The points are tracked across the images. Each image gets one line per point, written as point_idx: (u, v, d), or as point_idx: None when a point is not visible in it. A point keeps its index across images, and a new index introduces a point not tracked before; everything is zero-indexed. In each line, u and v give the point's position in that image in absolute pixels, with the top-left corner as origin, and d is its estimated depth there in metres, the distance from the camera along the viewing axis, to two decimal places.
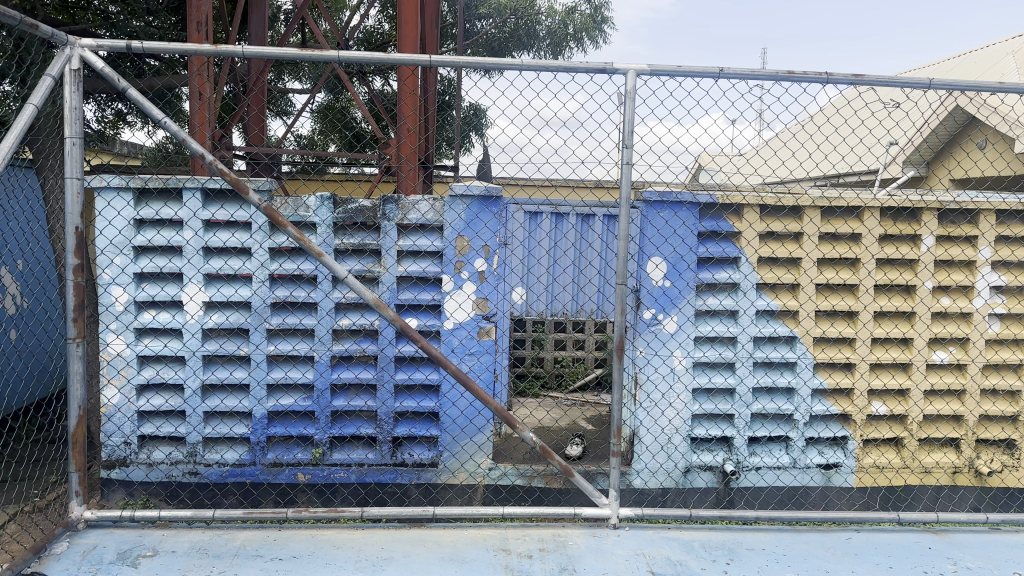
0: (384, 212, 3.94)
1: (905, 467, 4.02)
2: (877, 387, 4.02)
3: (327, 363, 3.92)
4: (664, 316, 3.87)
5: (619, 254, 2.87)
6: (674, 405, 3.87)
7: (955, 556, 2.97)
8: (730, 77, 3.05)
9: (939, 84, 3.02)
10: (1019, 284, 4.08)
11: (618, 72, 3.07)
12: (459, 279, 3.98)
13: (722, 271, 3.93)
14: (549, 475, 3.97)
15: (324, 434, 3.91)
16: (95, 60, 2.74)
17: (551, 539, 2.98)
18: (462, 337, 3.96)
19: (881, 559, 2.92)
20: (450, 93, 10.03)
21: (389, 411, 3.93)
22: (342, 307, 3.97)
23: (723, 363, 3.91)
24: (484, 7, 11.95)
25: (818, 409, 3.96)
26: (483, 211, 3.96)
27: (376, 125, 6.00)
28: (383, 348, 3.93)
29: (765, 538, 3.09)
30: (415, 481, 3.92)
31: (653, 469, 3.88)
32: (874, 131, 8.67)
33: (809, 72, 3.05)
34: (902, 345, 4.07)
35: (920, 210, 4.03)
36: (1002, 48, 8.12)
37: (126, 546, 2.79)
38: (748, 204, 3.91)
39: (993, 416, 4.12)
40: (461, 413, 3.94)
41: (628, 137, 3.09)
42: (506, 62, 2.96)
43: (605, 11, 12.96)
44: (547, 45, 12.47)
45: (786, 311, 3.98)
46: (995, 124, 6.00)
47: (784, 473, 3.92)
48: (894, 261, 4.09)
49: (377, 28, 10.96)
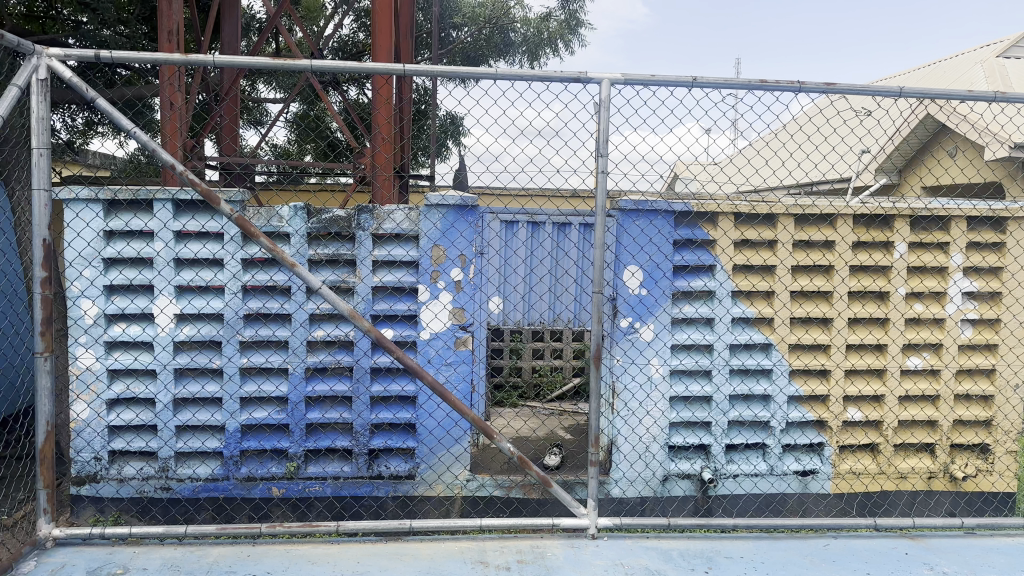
0: (359, 222, 3.92)
1: (881, 473, 4.03)
2: (852, 394, 4.04)
3: (302, 376, 3.87)
4: (640, 324, 3.88)
5: (595, 262, 2.86)
6: (652, 414, 3.87)
7: (932, 562, 2.97)
8: (703, 86, 3.07)
9: (909, 92, 3.04)
10: (990, 290, 4.12)
11: (592, 81, 3.07)
12: (435, 288, 3.94)
13: (697, 279, 3.94)
14: (527, 486, 3.94)
15: (298, 447, 3.86)
16: (62, 70, 2.68)
17: (529, 551, 2.95)
18: (439, 347, 3.94)
19: (859, 566, 2.92)
20: (425, 102, 10.03)
21: (366, 423, 3.88)
22: (317, 319, 3.92)
23: (699, 370, 3.91)
24: (460, 16, 11.98)
25: (795, 416, 3.96)
26: (458, 220, 3.93)
27: (351, 136, 5.67)
28: (359, 359, 3.89)
29: (743, 546, 3.09)
30: (392, 493, 3.87)
31: (631, 478, 3.87)
32: (847, 138, 8.81)
33: (781, 81, 3.07)
34: (876, 352, 4.09)
35: (893, 217, 4.05)
36: (970, 57, 8.29)
37: (96, 564, 2.73)
38: (723, 212, 3.92)
39: (967, 421, 4.14)
40: (438, 424, 3.90)
41: (602, 146, 3.09)
42: (481, 71, 2.94)
43: (581, 19, 13.03)
44: (523, 51, 12.48)
45: (761, 319, 3.99)
46: (965, 132, 6.09)
47: (762, 480, 3.91)
48: (868, 268, 4.10)
49: (353, 36, 10.94)
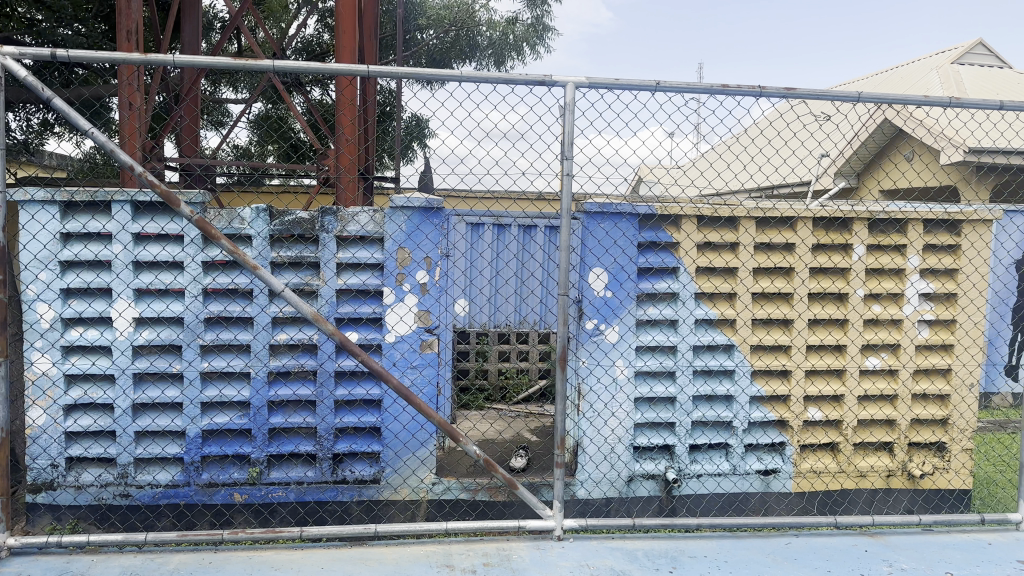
0: (323, 224, 3.89)
1: (841, 472, 4.08)
2: (812, 393, 4.10)
3: (264, 380, 3.83)
4: (606, 326, 3.89)
5: (560, 264, 2.87)
6: (617, 415, 3.88)
7: (891, 559, 3.02)
8: (667, 90, 3.10)
9: (867, 97, 3.09)
10: (946, 292, 4.21)
11: (557, 85, 3.09)
12: (400, 291, 3.92)
13: (661, 281, 3.97)
14: (493, 488, 3.93)
15: (261, 452, 3.82)
16: (19, 69, 2.62)
17: (495, 553, 2.95)
18: (404, 350, 3.92)
19: (820, 563, 2.96)
20: (390, 104, 9.99)
21: (330, 427, 3.85)
22: (280, 321, 3.88)
23: (663, 371, 3.94)
24: (425, 18, 11.96)
25: (756, 416, 4.01)
26: (424, 222, 3.92)
27: (314, 137, 5.58)
28: (323, 362, 3.85)
29: (706, 545, 3.13)
30: (357, 497, 3.84)
31: (597, 479, 3.86)
32: (807, 142, 8.98)
33: (743, 86, 3.11)
34: (836, 352, 4.16)
35: (852, 220, 4.12)
36: (925, 64, 8.50)
37: (52, 573, 2.67)
38: (686, 215, 3.95)
39: (924, 420, 4.21)
40: (404, 427, 3.85)
41: (567, 149, 3.10)
42: (446, 73, 2.93)
43: (547, 22, 13.07)
44: (488, 54, 12.49)
45: (724, 320, 4.05)
46: (921, 136, 6.30)
47: (725, 479, 3.96)
48: (827, 270, 4.17)
49: (317, 37, 10.87)
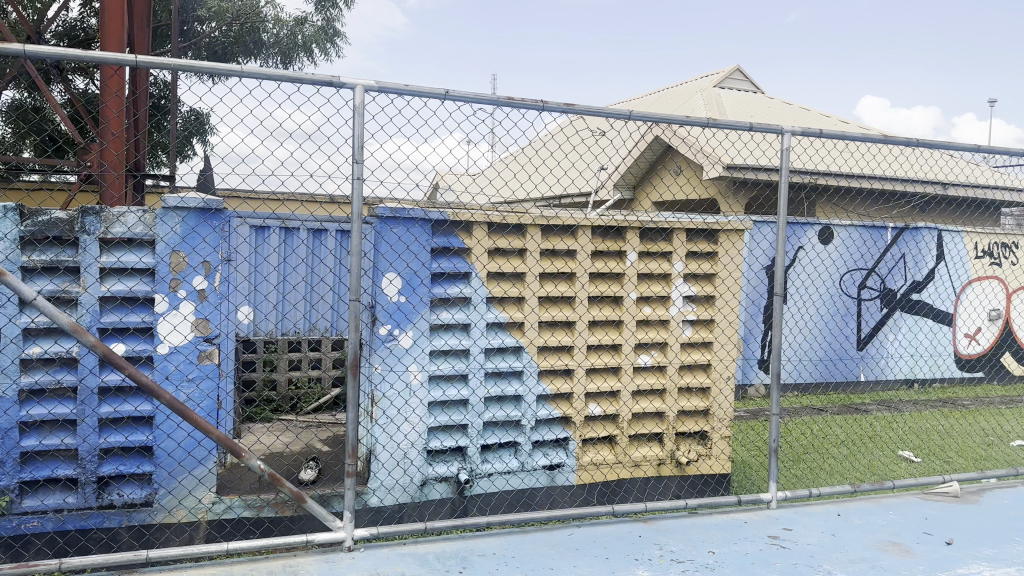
0: (83, 226, 3.56)
1: (618, 462, 4.34)
2: (593, 390, 4.32)
3: (14, 400, 3.43)
4: (399, 331, 3.87)
5: (352, 270, 2.82)
6: (410, 420, 3.89)
7: (661, 542, 3.28)
8: (456, 99, 3.14)
9: (638, 115, 3.33)
10: (705, 294, 4.63)
11: (346, 86, 3.03)
12: (175, 298, 3.64)
13: (453, 286, 4.03)
14: (280, 504, 3.78)
15: (11, 479, 3.40)
16: None
17: (280, 571, 2.82)
18: (179, 362, 3.63)
19: (599, 552, 3.14)
20: (166, 98, 9.35)
21: (93, 448, 3.50)
22: (31, 334, 3.49)
23: (456, 375, 4.02)
24: (204, 11, 11.36)
25: (542, 414, 4.18)
26: (201, 224, 3.67)
27: (75, 128, 5.15)
28: (83, 378, 3.50)
29: (495, 543, 3.20)
30: (125, 523, 3.51)
31: (389, 486, 3.86)
32: (588, 155, 9.61)
33: (528, 99, 3.23)
34: (613, 351, 4.43)
35: (625, 228, 4.42)
36: (689, 87, 9.41)
37: None
38: (476, 221, 4.03)
39: (690, 411, 4.56)
40: (179, 445, 3.58)
41: (358, 152, 3.05)
42: (226, 68, 2.77)
43: (338, 26, 12.94)
44: (275, 53, 12.13)
45: (513, 323, 4.18)
46: (686, 152, 7.04)
47: (513, 477, 4.10)
48: (604, 275, 4.45)
49: (78, 22, 9.91)
